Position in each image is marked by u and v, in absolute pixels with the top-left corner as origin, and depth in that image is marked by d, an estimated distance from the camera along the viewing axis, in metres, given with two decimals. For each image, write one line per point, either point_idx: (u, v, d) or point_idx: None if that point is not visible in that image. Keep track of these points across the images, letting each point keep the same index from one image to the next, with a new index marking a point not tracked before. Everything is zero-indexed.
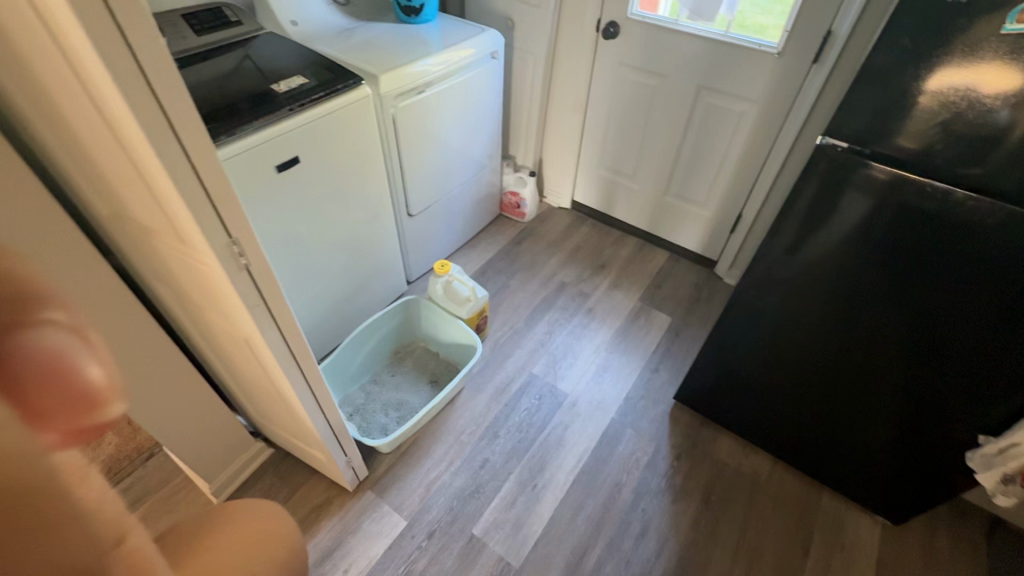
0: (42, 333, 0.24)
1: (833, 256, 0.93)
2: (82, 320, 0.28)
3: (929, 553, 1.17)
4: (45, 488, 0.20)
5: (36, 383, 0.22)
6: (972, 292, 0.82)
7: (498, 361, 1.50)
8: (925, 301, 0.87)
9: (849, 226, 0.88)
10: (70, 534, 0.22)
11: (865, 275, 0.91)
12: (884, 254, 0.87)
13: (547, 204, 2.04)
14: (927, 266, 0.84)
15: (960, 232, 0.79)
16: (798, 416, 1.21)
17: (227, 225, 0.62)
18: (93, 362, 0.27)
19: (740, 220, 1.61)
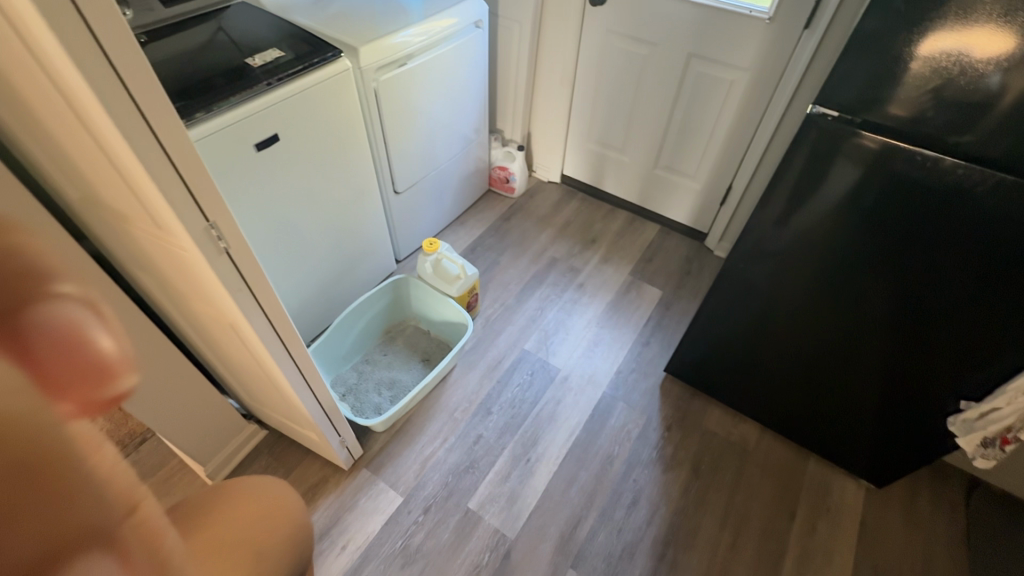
0: (55, 306, 0.26)
1: (822, 227, 0.93)
2: (94, 294, 0.30)
3: (909, 513, 1.21)
4: (54, 455, 0.24)
5: (48, 352, 0.24)
6: (958, 260, 0.82)
7: (490, 338, 1.50)
8: (912, 270, 0.87)
9: (839, 196, 0.88)
10: (83, 495, 0.26)
11: (854, 245, 0.91)
12: (874, 224, 0.87)
13: (536, 178, 2.01)
14: (915, 235, 0.84)
15: (948, 201, 0.79)
16: (785, 386, 1.23)
17: (203, 207, 0.60)
18: (104, 333, 0.29)
19: (730, 192, 1.60)
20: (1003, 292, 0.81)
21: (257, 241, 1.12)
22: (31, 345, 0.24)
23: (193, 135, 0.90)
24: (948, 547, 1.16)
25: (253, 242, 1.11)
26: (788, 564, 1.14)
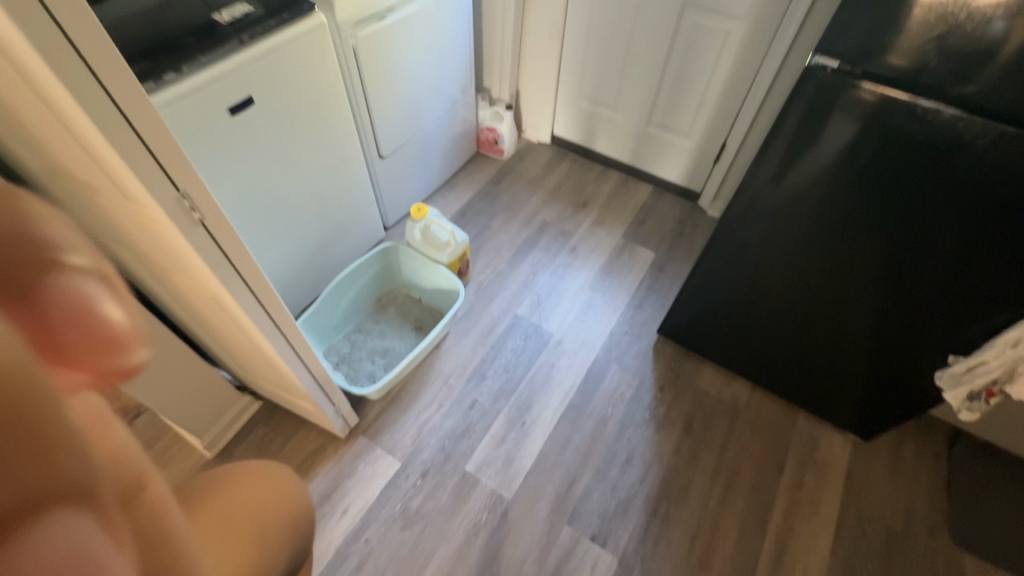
0: (72, 278, 0.24)
1: (817, 185, 0.91)
2: (106, 263, 0.28)
3: (894, 463, 1.25)
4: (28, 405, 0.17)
5: (56, 317, 0.23)
6: (952, 214, 0.81)
7: (483, 304, 1.49)
8: (905, 225, 0.86)
9: (834, 152, 0.86)
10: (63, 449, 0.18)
11: (847, 202, 0.90)
12: (868, 180, 0.85)
13: (526, 139, 1.96)
14: (909, 191, 0.83)
15: (945, 155, 0.77)
16: (777, 344, 1.24)
17: (174, 177, 0.57)
18: (115, 303, 0.26)
19: (725, 149, 1.57)
20: (997, 246, 0.80)
21: (236, 210, 1.08)
22: (39, 309, 0.22)
23: (157, 100, 0.85)
24: (930, 495, 1.21)
25: (232, 212, 1.08)
26: (776, 515, 1.18)
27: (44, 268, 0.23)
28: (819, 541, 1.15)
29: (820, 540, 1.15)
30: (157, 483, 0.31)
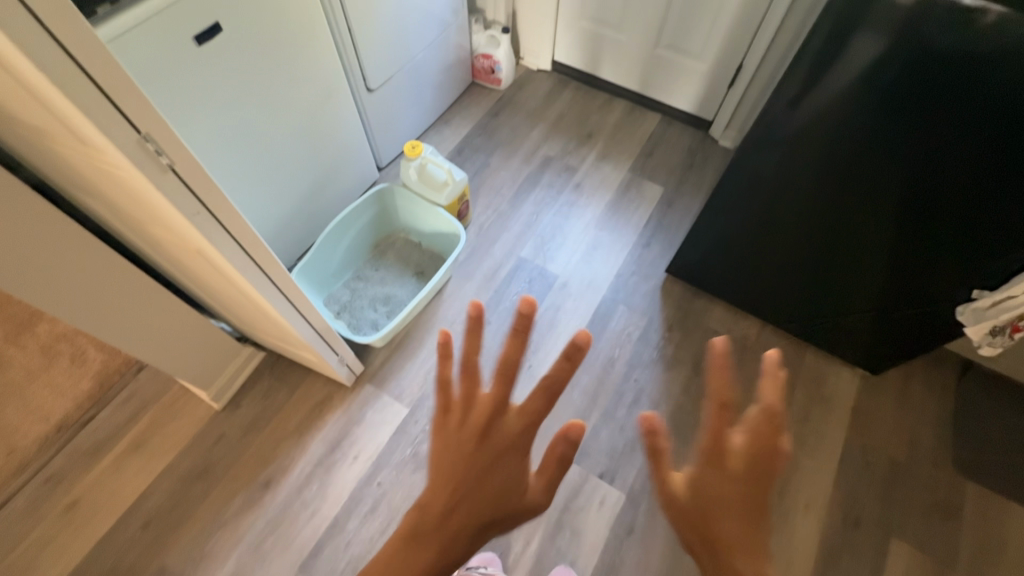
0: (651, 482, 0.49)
1: (837, 111, 0.83)
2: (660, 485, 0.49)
3: (902, 396, 1.26)
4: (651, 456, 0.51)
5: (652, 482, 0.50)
6: (981, 142, 0.74)
7: (485, 247, 1.44)
8: (928, 156, 0.79)
9: (857, 73, 0.78)
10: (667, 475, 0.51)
11: (868, 131, 0.82)
12: (893, 106, 0.77)
13: (524, 67, 1.81)
14: (936, 117, 0.75)
15: (982, 73, 0.69)
16: (787, 279, 1.20)
17: (132, 117, 0.49)
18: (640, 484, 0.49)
19: (741, 71, 1.44)
20: None
21: (209, 157, 1.00)
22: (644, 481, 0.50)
23: (103, 33, 0.75)
24: (937, 427, 1.22)
25: (206, 157, 1.00)
26: None
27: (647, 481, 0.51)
28: (823, 473, 1.17)
29: (824, 472, 1.17)
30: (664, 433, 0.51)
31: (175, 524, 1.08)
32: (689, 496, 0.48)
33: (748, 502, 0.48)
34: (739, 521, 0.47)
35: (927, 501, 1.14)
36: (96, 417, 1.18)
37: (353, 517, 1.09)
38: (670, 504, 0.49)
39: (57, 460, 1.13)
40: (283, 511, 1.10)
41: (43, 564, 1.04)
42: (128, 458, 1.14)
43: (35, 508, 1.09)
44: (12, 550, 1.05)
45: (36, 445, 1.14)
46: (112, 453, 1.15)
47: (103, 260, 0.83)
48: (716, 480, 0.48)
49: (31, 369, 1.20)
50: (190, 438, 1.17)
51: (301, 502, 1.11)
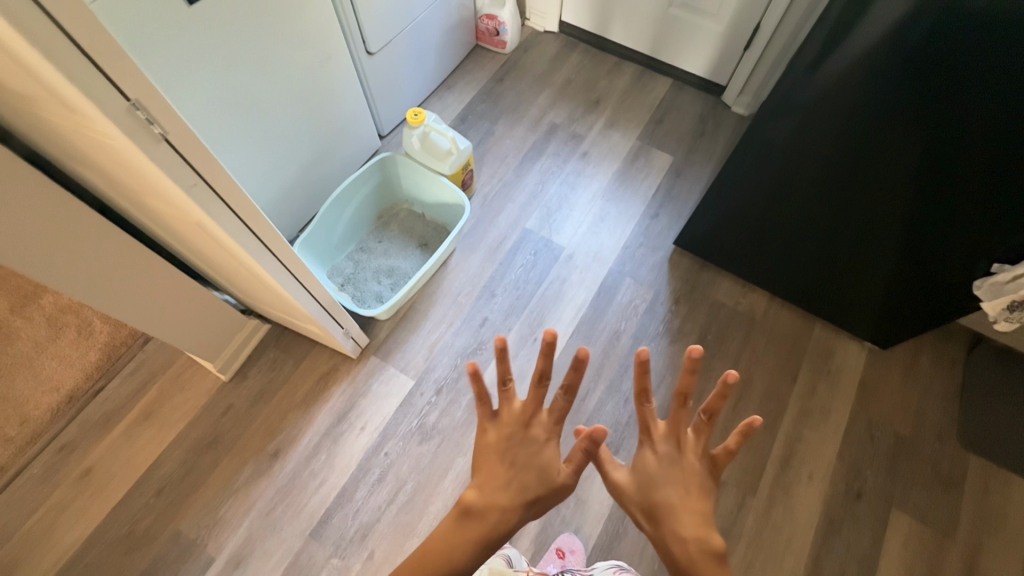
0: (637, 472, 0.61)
1: (858, 75, 0.79)
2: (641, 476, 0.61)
3: (909, 370, 1.26)
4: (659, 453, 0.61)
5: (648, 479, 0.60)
6: (1008, 110, 0.70)
7: (490, 218, 1.41)
8: (951, 124, 0.76)
9: (880, 35, 0.73)
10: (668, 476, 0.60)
11: (887, 100, 0.79)
12: (916, 71, 0.73)
13: (530, 28, 1.73)
14: (961, 83, 0.71)
15: (1013, 36, 0.64)
16: (799, 251, 1.17)
17: (120, 84, 0.47)
18: (618, 470, 0.62)
19: (758, 33, 1.38)
20: None
21: (202, 125, 0.97)
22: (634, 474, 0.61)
23: None
24: (942, 401, 1.22)
25: (199, 126, 0.96)
26: (786, 422, 1.20)
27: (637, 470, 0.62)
28: (827, 446, 1.18)
29: (828, 445, 1.18)
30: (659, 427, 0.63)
31: (186, 492, 1.11)
32: (636, 479, 0.60)
33: (685, 473, 0.60)
34: (678, 490, 0.59)
35: (930, 473, 1.15)
36: (104, 388, 1.19)
37: (361, 486, 1.11)
38: (619, 489, 0.61)
39: (67, 431, 1.15)
40: (292, 480, 1.12)
41: (60, 530, 1.07)
42: (138, 428, 1.16)
43: (48, 477, 1.11)
44: (29, 517, 1.08)
45: (48, 416, 1.16)
46: (122, 423, 1.16)
47: (103, 233, 0.81)
48: (652, 461, 0.61)
49: (38, 340, 1.23)
50: (197, 409, 1.18)
51: (309, 472, 1.13)
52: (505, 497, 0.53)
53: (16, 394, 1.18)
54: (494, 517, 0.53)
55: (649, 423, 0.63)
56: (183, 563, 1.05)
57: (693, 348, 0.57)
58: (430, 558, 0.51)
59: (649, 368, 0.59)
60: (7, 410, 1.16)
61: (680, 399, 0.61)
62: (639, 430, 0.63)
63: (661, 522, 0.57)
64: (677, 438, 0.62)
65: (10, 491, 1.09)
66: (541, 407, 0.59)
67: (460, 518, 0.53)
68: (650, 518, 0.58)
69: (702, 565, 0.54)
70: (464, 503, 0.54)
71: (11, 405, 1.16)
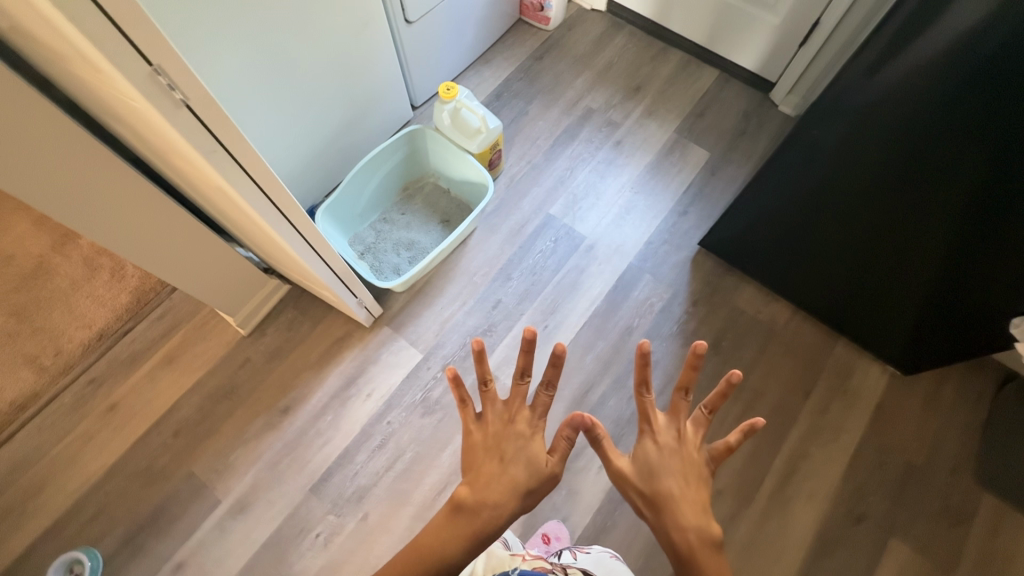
0: (638, 460, 0.62)
1: (916, 84, 0.74)
2: (642, 464, 0.61)
3: (931, 399, 1.21)
4: (659, 442, 0.62)
5: (649, 466, 0.60)
6: None
7: (514, 199, 1.39)
8: (1011, 150, 0.70)
9: (951, 40, 0.68)
10: (666, 463, 0.60)
11: (946, 116, 0.73)
12: (982, 86, 0.68)
13: (576, 5, 1.67)
14: None
15: None
16: (830, 264, 1.12)
17: (145, 50, 0.47)
18: (619, 458, 0.62)
19: (816, 30, 1.29)
20: None
21: (227, 87, 0.97)
22: (635, 463, 0.61)
23: None
24: (963, 434, 1.17)
25: (217, 90, 0.96)
26: (793, 438, 1.18)
27: (638, 460, 0.62)
28: (832, 466, 1.15)
29: (834, 465, 1.15)
30: (657, 417, 0.64)
31: (201, 436, 1.17)
32: (639, 467, 0.61)
33: (685, 463, 0.61)
34: (679, 480, 0.59)
35: (937, 506, 1.12)
36: (132, 330, 1.25)
37: (361, 451, 1.15)
38: (622, 477, 0.61)
39: (97, 365, 1.22)
40: (299, 437, 1.17)
41: (86, 456, 1.15)
42: (160, 371, 1.22)
43: (77, 407, 1.18)
44: (59, 441, 1.16)
45: (80, 349, 1.23)
46: (147, 365, 1.22)
47: (128, 185, 0.83)
48: (654, 450, 0.62)
49: (75, 279, 1.30)
50: (217, 359, 1.23)
51: (315, 431, 1.17)
52: (497, 492, 0.57)
53: (52, 327, 1.25)
54: (484, 513, 0.55)
55: (649, 413, 0.64)
56: (193, 502, 1.12)
57: (698, 343, 0.59)
58: (426, 549, 0.53)
59: (650, 361, 0.61)
60: (44, 340, 1.24)
61: (680, 391, 0.63)
62: (639, 420, 0.64)
63: (664, 511, 0.57)
64: (677, 428, 0.63)
65: (43, 415, 1.17)
66: (525, 403, 0.64)
67: (452, 513, 0.56)
68: (652, 506, 0.58)
69: (701, 553, 0.54)
70: (457, 499, 0.57)
71: (48, 336, 1.24)
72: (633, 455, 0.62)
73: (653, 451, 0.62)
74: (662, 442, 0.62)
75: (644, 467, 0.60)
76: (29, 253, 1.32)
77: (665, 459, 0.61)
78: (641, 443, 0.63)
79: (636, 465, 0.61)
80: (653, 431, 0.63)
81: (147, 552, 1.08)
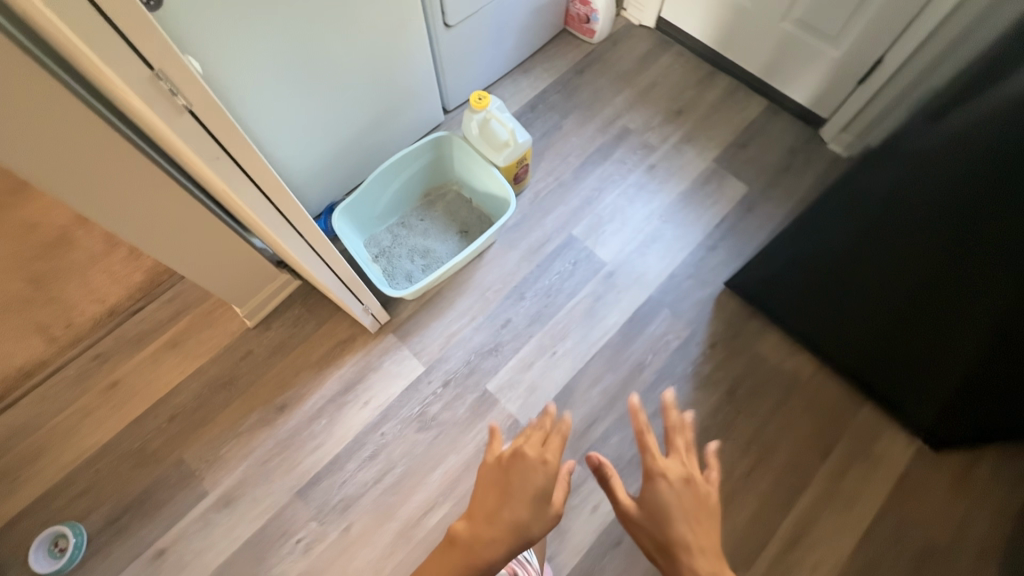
0: (646, 501, 0.56)
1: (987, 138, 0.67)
2: (650, 506, 0.55)
3: (961, 479, 1.12)
4: (669, 482, 0.57)
5: (658, 507, 0.55)
6: None
7: (536, 216, 1.35)
8: None
9: None
10: (678, 504, 0.55)
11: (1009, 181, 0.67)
12: None
13: (624, 20, 1.61)
14: None
15: None
16: (862, 321, 1.05)
17: (146, 55, 0.45)
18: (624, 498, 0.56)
19: (878, 68, 1.21)
20: None
21: (251, 83, 0.96)
22: (641, 505, 0.56)
23: None
24: (993, 521, 1.08)
25: (240, 86, 0.94)
26: (804, 502, 1.10)
27: (645, 502, 0.56)
28: (843, 538, 1.08)
29: (845, 536, 1.08)
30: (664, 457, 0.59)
31: (197, 423, 1.16)
32: (647, 509, 0.55)
33: (696, 503, 0.55)
34: (690, 522, 0.54)
35: None
36: (142, 309, 1.25)
37: (352, 459, 1.13)
38: (629, 519, 0.55)
39: (105, 341, 1.23)
40: (292, 437, 1.15)
41: (84, 430, 1.15)
42: (165, 354, 1.22)
43: (82, 379, 1.19)
44: (61, 412, 1.17)
45: (91, 323, 1.24)
46: (154, 345, 1.23)
47: (140, 174, 0.82)
48: (665, 488, 0.56)
49: (94, 253, 1.31)
50: (222, 348, 1.23)
51: (309, 433, 1.15)
52: (495, 529, 0.52)
53: (66, 299, 1.27)
54: (481, 550, 0.51)
55: (654, 449, 0.59)
56: (180, 489, 1.11)
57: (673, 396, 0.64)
58: None
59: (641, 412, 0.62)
60: (58, 311, 1.25)
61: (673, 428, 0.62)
62: (645, 455, 0.59)
63: (676, 558, 0.51)
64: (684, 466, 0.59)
65: (48, 385, 1.19)
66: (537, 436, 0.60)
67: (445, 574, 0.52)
68: (663, 552, 0.52)
69: None
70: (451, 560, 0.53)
71: (62, 307, 1.26)
72: (640, 497, 0.56)
73: (662, 491, 0.56)
74: (672, 481, 0.57)
75: (653, 510, 0.55)
76: (53, 223, 1.34)
77: (675, 500, 0.55)
78: (649, 484, 0.57)
79: (644, 507, 0.55)
80: (661, 472, 0.58)
81: (130, 535, 1.08)
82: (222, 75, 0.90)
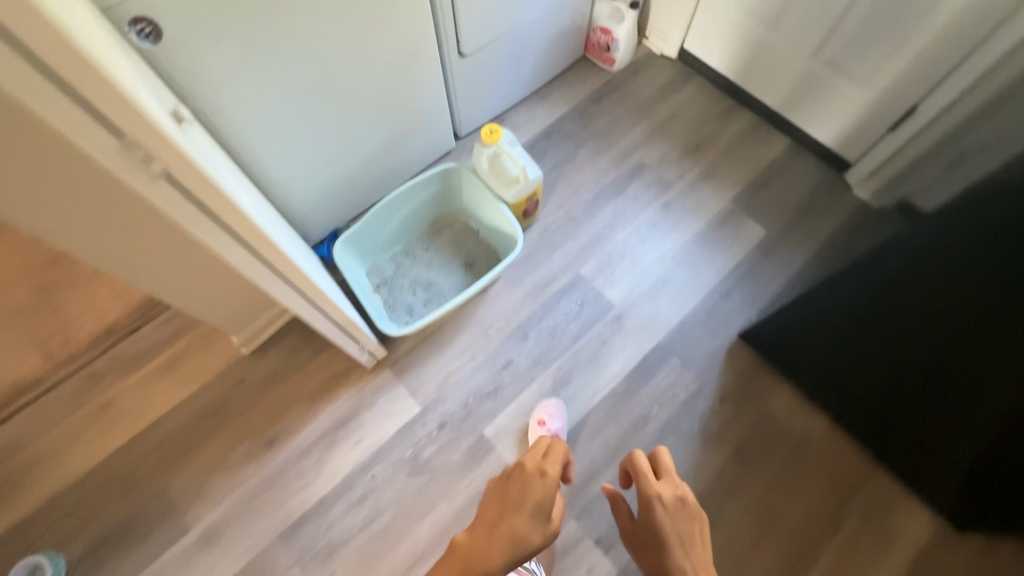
0: (640, 529, 0.56)
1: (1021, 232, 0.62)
2: (645, 532, 0.56)
3: (979, 560, 1.05)
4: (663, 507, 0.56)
5: (651, 536, 0.55)
6: None
7: (544, 252, 1.30)
8: None
9: None
10: (670, 530, 0.54)
11: None
12: None
13: (646, 48, 1.56)
14: None
15: None
16: (881, 387, 0.99)
17: (117, 124, 0.43)
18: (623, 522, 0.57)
19: (911, 116, 1.15)
20: None
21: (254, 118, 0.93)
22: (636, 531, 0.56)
23: None
24: None
25: (243, 121, 0.92)
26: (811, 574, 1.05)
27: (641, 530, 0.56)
28: None
29: None
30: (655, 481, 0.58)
31: (185, 452, 1.13)
32: (644, 536, 0.55)
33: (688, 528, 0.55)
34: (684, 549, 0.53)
35: None
36: (139, 328, 1.22)
37: (340, 502, 1.09)
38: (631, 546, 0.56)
39: (99, 361, 1.20)
40: (281, 472, 1.12)
41: (72, 453, 1.13)
42: (158, 378, 1.19)
43: (73, 400, 1.17)
44: (50, 432, 1.14)
45: (86, 342, 1.22)
46: (148, 368, 1.20)
47: (131, 214, 0.79)
48: (660, 512, 0.55)
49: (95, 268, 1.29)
50: (215, 375, 1.20)
51: (297, 470, 1.12)
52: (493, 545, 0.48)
53: (64, 315, 1.24)
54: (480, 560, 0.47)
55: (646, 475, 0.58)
56: (165, 520, 1.08)
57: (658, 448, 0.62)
58: None
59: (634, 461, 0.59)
60: (55, 328, 1.23)
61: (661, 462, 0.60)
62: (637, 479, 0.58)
63: None
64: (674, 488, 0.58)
65: (38, 404, 1.16)
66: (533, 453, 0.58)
67: None
68: None
69: None
70: None
71: (60, 323, 1.24)
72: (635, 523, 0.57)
73: (655, 519, 0.55)
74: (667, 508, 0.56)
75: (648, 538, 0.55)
76: None
77: (670, 527, 0.54)
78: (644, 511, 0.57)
79: (641, 535, 0.56)
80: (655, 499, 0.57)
81: (111, 566, 1.05)
82: (223, 111, 0.88)
